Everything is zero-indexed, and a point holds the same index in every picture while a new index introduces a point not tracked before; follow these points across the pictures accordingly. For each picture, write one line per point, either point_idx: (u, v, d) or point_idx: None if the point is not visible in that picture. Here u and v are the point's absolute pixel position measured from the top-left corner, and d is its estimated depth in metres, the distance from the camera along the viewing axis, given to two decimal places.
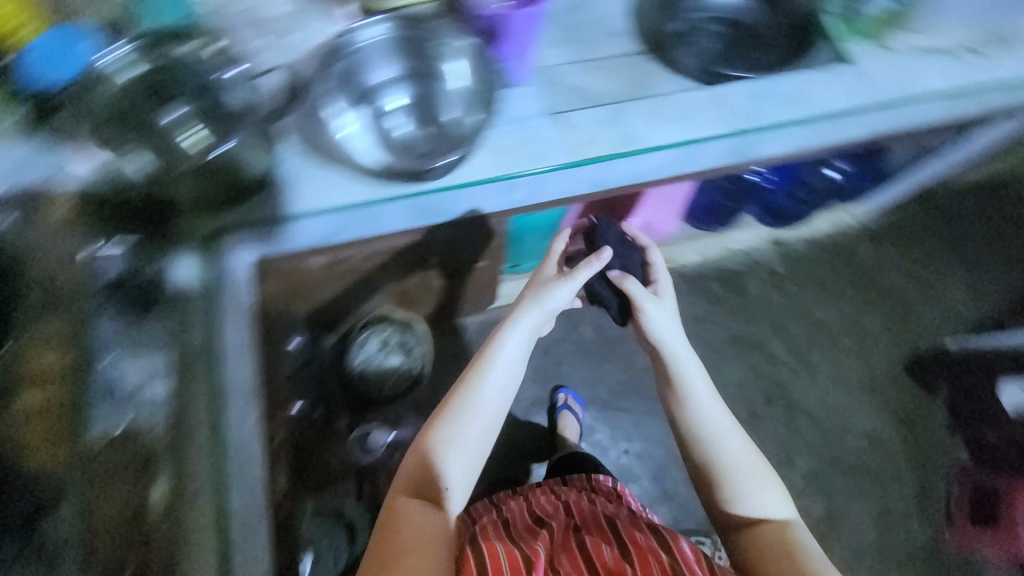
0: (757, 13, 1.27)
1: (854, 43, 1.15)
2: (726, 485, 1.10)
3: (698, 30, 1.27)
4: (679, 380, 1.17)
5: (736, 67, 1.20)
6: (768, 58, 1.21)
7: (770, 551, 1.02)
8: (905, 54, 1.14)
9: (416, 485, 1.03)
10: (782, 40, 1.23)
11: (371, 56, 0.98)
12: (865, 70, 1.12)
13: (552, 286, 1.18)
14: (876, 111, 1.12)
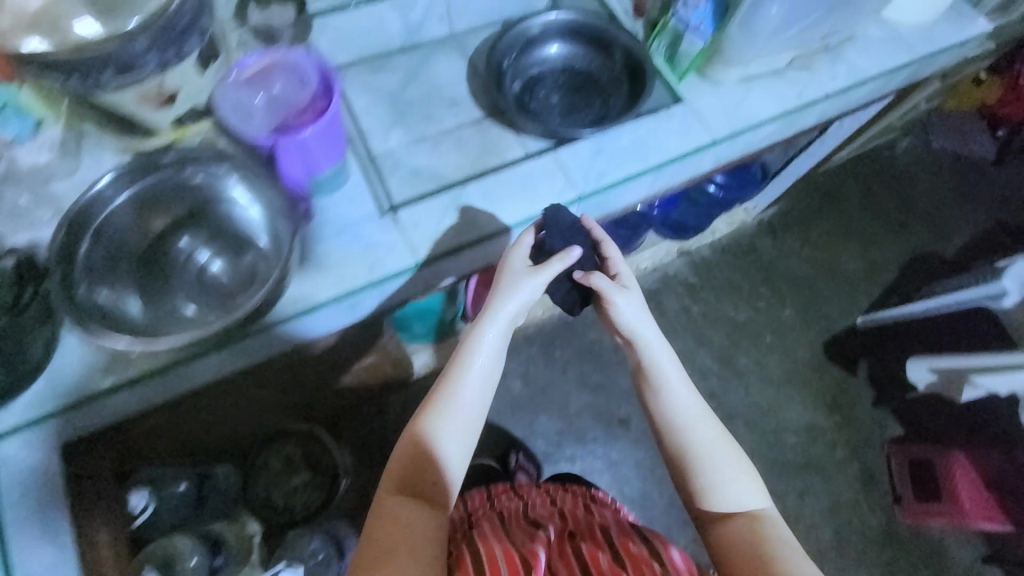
0: (592, 65, 1.24)
1: (680, 82, 1.13)
2: (699, 476, 0.92)
3: (542, 86, 1.24)
4: (652, 364, 0.96)
5: (582, 126, 1.19)
6: (614, 105, 1.20)
7: (752, 548, 0.84)
8: (732, 84, 1.13)
9: (410, 481, 0.86)
10: (622, 83, 1.21)
11: (129, 220, 0.82)
12: (695, 109, 1.11)
13: (515, 280, 0.92)
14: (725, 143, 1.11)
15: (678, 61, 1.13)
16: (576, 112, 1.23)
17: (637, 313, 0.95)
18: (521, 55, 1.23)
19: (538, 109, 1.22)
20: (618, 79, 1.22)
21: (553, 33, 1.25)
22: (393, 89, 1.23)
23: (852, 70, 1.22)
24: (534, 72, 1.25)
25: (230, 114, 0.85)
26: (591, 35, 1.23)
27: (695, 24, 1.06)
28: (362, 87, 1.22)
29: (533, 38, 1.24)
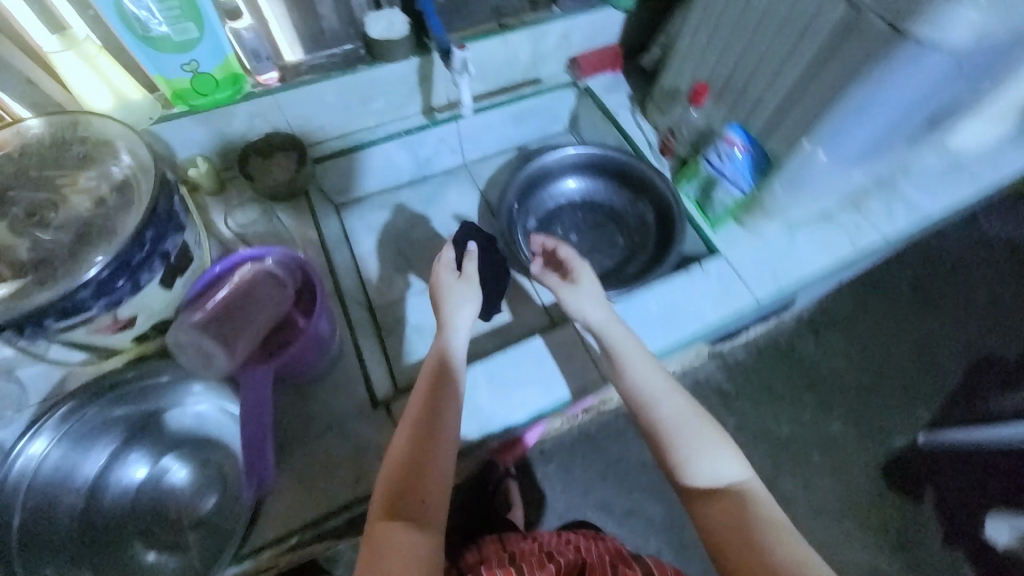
0: (613, 203, 1.14)
1: (715, 232, 1.01)
2: (676, 431, 0.71)
3: (560, 224, 1.15)
4: (620, 365, 0.78)
5: (603, 274, 1.08)
6: (639, 251, 1.09)
7: (746, 540, 0.62)
8: (776, 233, 1.00)
9: (396, 500, 0.64)
10: (647, 226, 1.10)
11: (52, 476, 0.68)
12: (734, 264, 0.97)
13: (452, 294, 0.81)
14: (771, 298, 0.97)
15: (712, 209, 1.01)
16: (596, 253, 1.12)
17: (589, 305, 0.83)
18: (534, 194, 1.15)
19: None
20: (643, 219, 1.11)
21: (572, 167, 1.15)
22: (401, 229, 1.15)
23: (912, 208, 1.07)
24: (551, 208, 1.16)
25: (190, 352, 0.71)
26: (610, 169, 1.13)
27: (732, 178, 0.94)
28: (368, 227, 1.15)
29: (551, 173, 1.15)
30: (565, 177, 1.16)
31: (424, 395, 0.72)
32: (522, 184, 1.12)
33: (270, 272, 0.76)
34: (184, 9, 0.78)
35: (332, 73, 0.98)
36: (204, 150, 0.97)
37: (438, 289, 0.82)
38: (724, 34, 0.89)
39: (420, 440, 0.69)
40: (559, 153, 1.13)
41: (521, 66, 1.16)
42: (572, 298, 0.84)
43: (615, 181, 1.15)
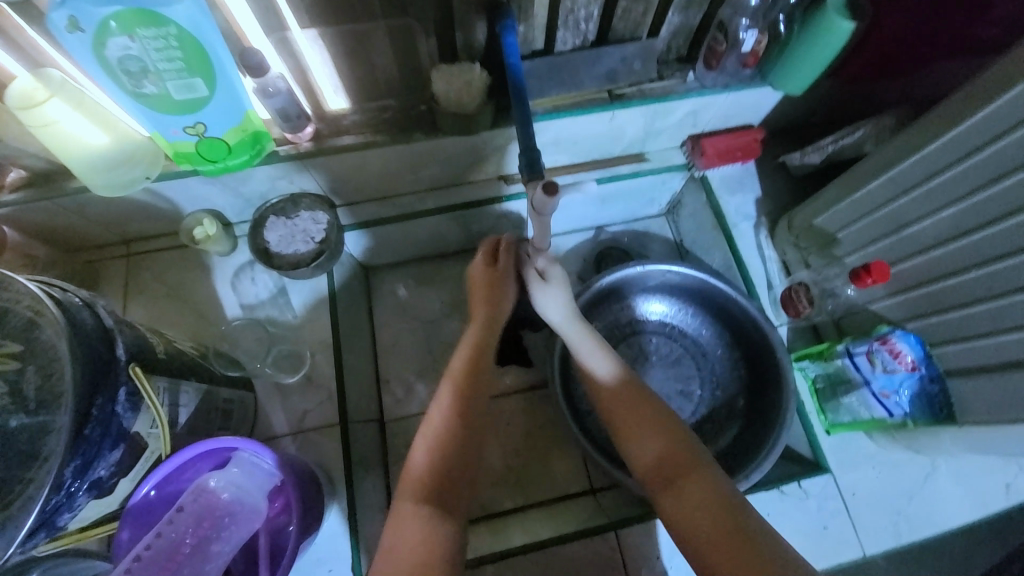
0: (700, 342, 0.89)
1: (828, 436, 0.77)
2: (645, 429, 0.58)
3: (628, 351, 0.89)
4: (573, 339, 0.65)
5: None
6: (720, 420, 0.85)
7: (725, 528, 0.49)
8: (911, 463, 0.76)
9: (434, 470, 0.57)
10: (738, 389, 0.85)
11: None
12: (844, 493, 0.75)
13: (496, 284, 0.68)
14: (893, 541, 0.74)
15: (833, 409, 0.76)
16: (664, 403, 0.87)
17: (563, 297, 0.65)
18: (608, 310, 0.89)
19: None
20: (736, 376, 0.86)
21: (664, 283, 0.87)
22: (433, 315, 0.96)
23: None
24: (622, 327, 0.90)
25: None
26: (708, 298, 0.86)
27: (880, 393, 0.68)
28: (397, 305, 0.97)
29: (634, 284, 0.87)
30: (653, 292, 0.89)
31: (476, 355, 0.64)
32: (592, 296, 0.84)
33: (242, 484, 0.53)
34: (190, 60, 0.56)
35: (379, 138, 0.75)
36: (216, 207, 0.80)
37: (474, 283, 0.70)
38: (946, 217, 0.60)
39: (467, 369, 0.63)
40: (653, 267, 0.83)
41: (625, 142, 0.87)
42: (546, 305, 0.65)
43: (713, 314, 0.88)
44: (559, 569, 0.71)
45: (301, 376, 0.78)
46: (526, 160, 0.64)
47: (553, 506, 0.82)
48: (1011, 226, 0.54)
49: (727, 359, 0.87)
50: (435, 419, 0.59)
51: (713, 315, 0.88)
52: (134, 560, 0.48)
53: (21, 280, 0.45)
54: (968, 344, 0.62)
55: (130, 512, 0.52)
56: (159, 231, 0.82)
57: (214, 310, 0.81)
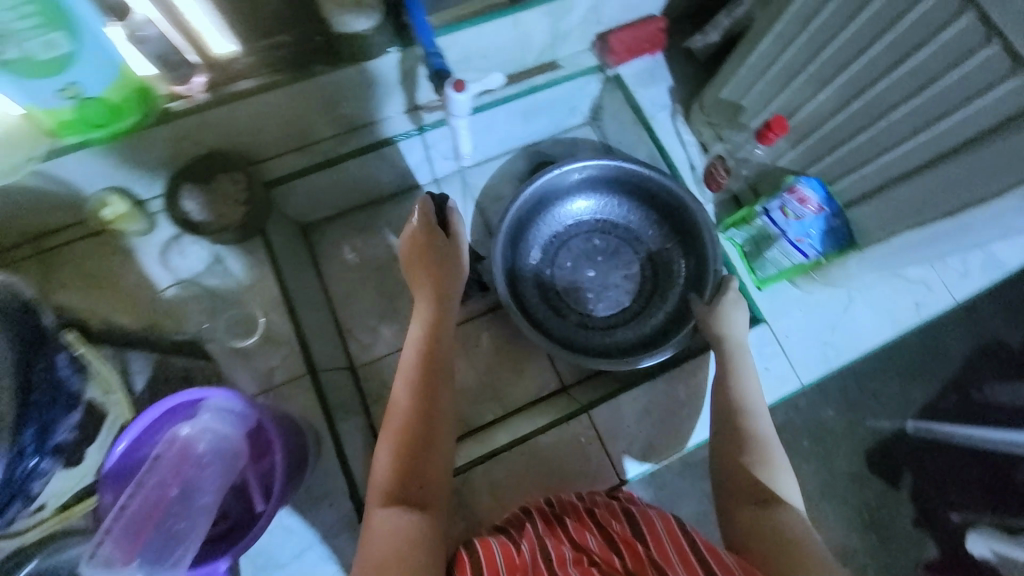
0: (630, 222, 0.93)
1: (760, 291, 0.85)
2: (755, 468, 0.61)
3: (567, 253, 0.93)
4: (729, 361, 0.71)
5: (619, 319, 0.91)
6: (664, 290, 0.91)
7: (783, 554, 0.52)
8: (831, 296, 0.85)
9: (404, 476, 0.55)
10: (674, 257, 0.92)
11: None
12: (779, 336, 0.84)
13: (436, 251, 0.71)
14: (825, 367, 0.84)
15: (761, 266, 0.85)
16: (611, 291, 0.92)
17: (732, 319, 0.75)
18: (534, 223, 0.90)
19: (560, 293, 0.92)
20: (669, 247, 0.92)
21: (585, 178, 0.90)
22: (381, 261, 0.96)
23: (989, 261, 0.91)
24: (556, 235, 0.93)
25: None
26: (621, 179, 0.89)
27: (796, 240, 0.76)
28: (343, 261, 0.96)
29: (557, 188, 0.89)
30: (575, 192, 0.92)
31: (427, 350, 0.64)
32: (518, 210, 0.86)
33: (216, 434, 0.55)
34: (47, 15, 0.51)
35: (279, 78, 0.71)
36: (119, 183, 0.75)
37: (411, 250, 0.71)
38: (829, 57, 0.65)
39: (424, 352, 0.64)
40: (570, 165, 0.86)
41: (536, 50, 0.86)
42: (718, 319, 0.75)
43: (637, 196, 0.91)
44: (545, 457, 0.77)
45: (258, 337, 0.78)
46: (433, 69, 0.65)
47: (532, 408, 0.87)
48: (879, 53, 0.61)
49: (659, 235, 0.92)
50: (389, 433, 0.58)
51: (639, 197, 0.92)
52: (115, 518, 0.48)
53: None
54: (859, 173, 0.69)
55: (109, 478, 0.52)
56: (63, 222, 0.77)
57: (145, 290, 0.77)
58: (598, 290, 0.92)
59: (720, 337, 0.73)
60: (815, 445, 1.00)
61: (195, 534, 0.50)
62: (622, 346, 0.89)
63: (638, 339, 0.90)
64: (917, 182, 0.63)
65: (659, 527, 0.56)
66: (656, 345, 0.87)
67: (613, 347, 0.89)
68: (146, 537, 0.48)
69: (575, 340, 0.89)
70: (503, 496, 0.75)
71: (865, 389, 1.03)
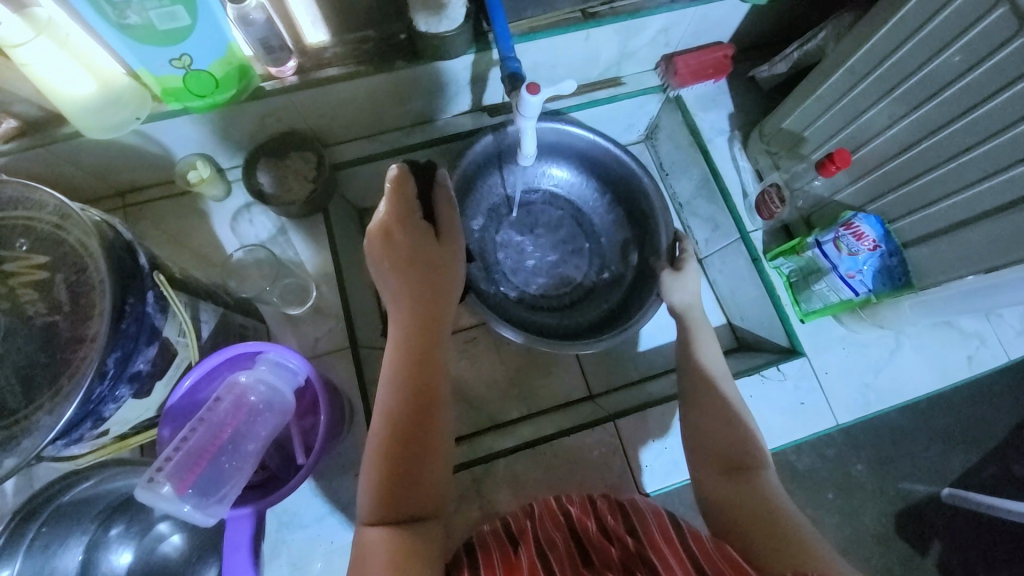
0: (581, 196, 0.92)
1: (803, 324, 0.84)
2: (724, 429, 0.60)
3: (513, 226, 0.91)
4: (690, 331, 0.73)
5: (564, 293, 0.90)
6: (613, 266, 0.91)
7: (759, 521, 0.51)
8: (877, 337, 0.83)
9: (394, 495, 0.49)
10: (620, 233, 0.91)
11: None
12: (817, 371, 0.82)
13: (421, 235, 0.58)
14: (863, 409, 0.82)
15: (806, 299, 0.83)
16: (557, 267, 0.91)
17: (693, 290, 0.76)
18: (481, 189, 0.86)
19: (503, 265, 0.89)
20: (620, 222, 0.91)
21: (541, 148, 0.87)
22: None
23: None
24: (504, 205, 0.90)
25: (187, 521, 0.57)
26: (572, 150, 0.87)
27: (847, 276, 0.74)
28: None
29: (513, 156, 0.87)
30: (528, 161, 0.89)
31: (413, 346, 0.55)
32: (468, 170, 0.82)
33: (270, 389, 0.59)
34: None
35: (361, 68, 0.76)
36: (205, 150, 0.82)
37: (383, 228, 0.57)
38: (899, 96, 0.65)
39: (413, 354, 0.55)
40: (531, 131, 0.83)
41: (601, 65, 0.89)
42: (678, 286, 0.76)
43: (585, 173, 0.91)
44: (567, 459, 0.78)
45: (308, 307, 0.83)
46: (508, 71, 0.68)
47: (557, 411, 0.88)
48: (953, 97, 0.60)
49: (605, 212, 0.92)
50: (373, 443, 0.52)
51: (589, 173, 0.90)
52: (174, 450, 0.54)
53: (55, 196, 0.49)
54: (925, 213, 0.68)
55: (169, 413, 0.59)
56: (152, 180, 0.84)
57: (215, 251, 0.84)
58: (545, 267, 0.90)
59: (685, 307, 0.75)
60: (840, 498, 0.96)
61: (242, 474, 0.56)
62: (582, 322, 0.87)
63: (590, 317, 0.87)
64: (983, 230, 0.62)
65: (653, 525, 0.54)
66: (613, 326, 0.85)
67: (564, 325, 0.86)
68: (201, 470, 0.54)
69: (522, 315, 0.85)
70: (519, 492, 0.76)
71: (906, 443, 0.99)
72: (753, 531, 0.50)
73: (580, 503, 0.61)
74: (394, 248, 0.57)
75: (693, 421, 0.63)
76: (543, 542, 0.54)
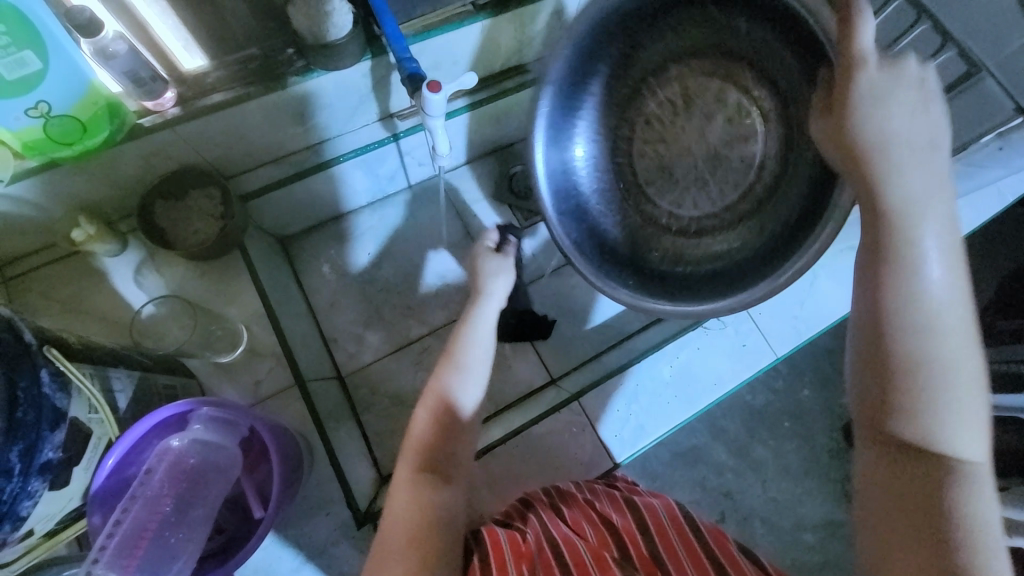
0: (698, 71, 0.67)
1: None
2: (930, 408, 0.41)
3: (642, 158, 0.70)
4: (895, 212, 0.44)
5: (744, 196, 0.68)
6: (805, 103, 0.62)
7: (925, 533, 0.39)
8: (798, 272, 0.89)
9: (424, 471, 0.54)
10: (768, 67, 0.64)
11: None
12: (753, 314, 0.87)
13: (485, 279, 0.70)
14: (798, 338, 0.88)
15: None
16: (727, 163, 0.68)
17: (888, 156, 0.45)
18: (569, 141, 0.68)
19: (650, 207, 0.71)
20: (756, 76, 0.65)
21: (570, 77, 0.65)
22: (367, 269, 0.97)
23: None
24: (617, 153, 0.70)
25: None
26: (638, 29, 0.65)
27: None
28: (326, 272, 0.96)
29: (560, 116, 0.67)
30: (587, 92, 0.68)
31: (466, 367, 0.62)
32: (552, 200, 0.68)
33: (211, 446, 0.56)
34: (15, 34, 0.53)
35: (251, 88, 0.71)
36: (89, 204, 0.73)
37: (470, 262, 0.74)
38: None
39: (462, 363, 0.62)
40: (558, 89, 0.65)
41: (503, 54, 0.88)
42: (879, 117, 0.45)
43: (669, 20, 0.65)
44: (541, 447, 0.79)
45: (244, 349, 0.77)
46: (407, 72, 0.67)
47: (523, 402, 0.88)
48: None
49: (726, 47, 0.65)
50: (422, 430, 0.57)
51: (666, 31, 0.66)
52: (108, 537, 0.50)
53: None
54: None
55: (96, 498, 0.54)
56: (29, 246, 0.75)
57: (125, 310, 0.77)
58: (704, 174, 0.69)
59: (881, 195, 0.45)
60: (795, 424, 1.09)
61: (194, 545, 0.53)
62: (750, 258, 0.66)
63: (812, 196, 0.62)
64: None
65: (670, 535, 0.55)
66: (786, 252, 0.63)
67: (734, 263, 0.66)
68: (143, 552, 0.50)
69: (700, 263, 0.68)
70: (500, 489, 0.76)
71: (837, 365, 1.09)
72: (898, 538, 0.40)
73: (575, 497, 0.63)
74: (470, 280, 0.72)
75: (888, 371, 0.43)
76: (548, 529, 0.55)
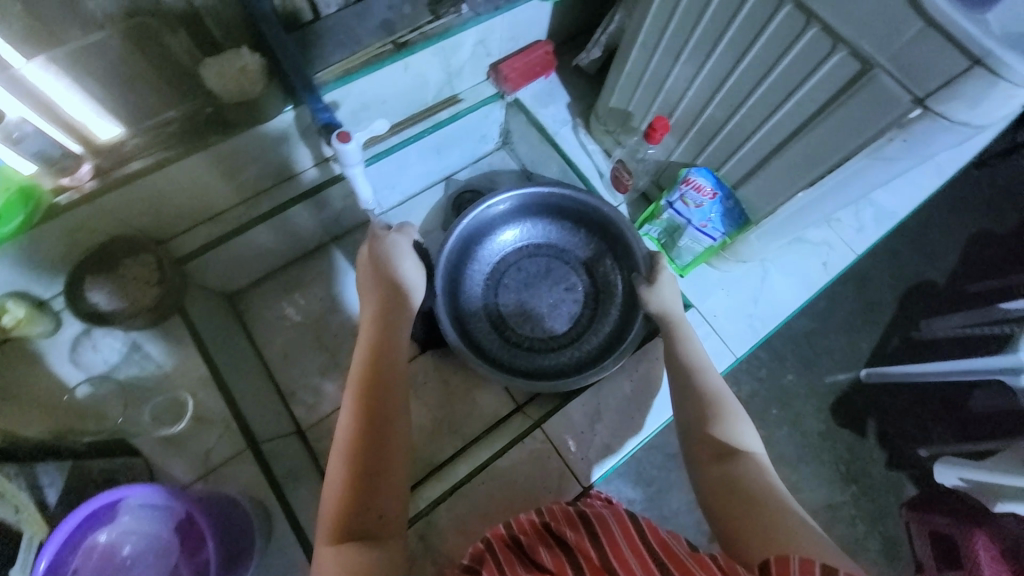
0: (559, 241, 0.93)
1: (683, 279, 0.91)
2: (720, 427, 0.60)
3: (510, 286, 0.92)
4: (668, 321, 0.74)
5: (576, 325, 0.91)
6: (625, 275, 0.88)
7: (745, 502, 0.52)
8: (746, 271, 0.91)
9: (351, 511, 0.50)
10: (604, 247, 0.91)
11: None
12: (707, 317, 0.88)
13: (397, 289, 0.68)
14: (755, 335, 0.88)
15: (678, 255, 0.90)
16: (577, 297, 0.92)
17: (670, 295, 0.76)
18: (470, 257, 0.89)
19: (508, 319, 0.91)
20: (599, 255, 0.92)
21: (490, 217, 0.89)
22: (322, 315, 0.96)
23: (879, 212, 1.00)
24: (494, 268, 0.92)
25: None
26: (545, 202, 0.90)
27: (700, 226, 0.81)
28: (280, 323, 0.94)
29: (470, 240, 0.88)
30: (495, 231, 0.91)
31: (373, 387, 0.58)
32: (446, 269, 0.85)
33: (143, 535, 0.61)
34: None
35: (172, 154, 0.68)
36: (17, 286, 0.71)
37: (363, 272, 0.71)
38: (688, 56, 0.71)
39: (370, 382, 0.58)
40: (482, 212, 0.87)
41: (432, 89, 0.88)
42: (656, 298, 0.76)
43: (555, 216, 0.92)
44: (509, 479, 0.77)
45: (189, 420, 0.75)
46: (321, 121, 0.70)
47: (490, 433, 0.87)
48: (727, 43, 0.65)
49: (590, 229, 0.91)
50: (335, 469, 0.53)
51: (558, 205, 0.90)
52: None
53: None
54: (769, 125, 0.67)
55: None
56: None
57: (62, 393, 0.74)
58: (549, 311, 0.92)
59: (664, 313, 0.75)
60: None
61: None
62: (569, 364, 0.88)
63: (609, 335, 0.89)
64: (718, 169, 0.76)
65: (611, 524, 0.58)
66: (588, 366, 0.86)
67: (559, 365, 0.88)
68: None
69: (534, 362, 0.88)
70: (471, 528, 0.74)
71: None
72: (737, 519, 0.51)
73: (533, 525, 0.62)
74: (368, 291, 0.69)
75: (688, 419, 0.62)
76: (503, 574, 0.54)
